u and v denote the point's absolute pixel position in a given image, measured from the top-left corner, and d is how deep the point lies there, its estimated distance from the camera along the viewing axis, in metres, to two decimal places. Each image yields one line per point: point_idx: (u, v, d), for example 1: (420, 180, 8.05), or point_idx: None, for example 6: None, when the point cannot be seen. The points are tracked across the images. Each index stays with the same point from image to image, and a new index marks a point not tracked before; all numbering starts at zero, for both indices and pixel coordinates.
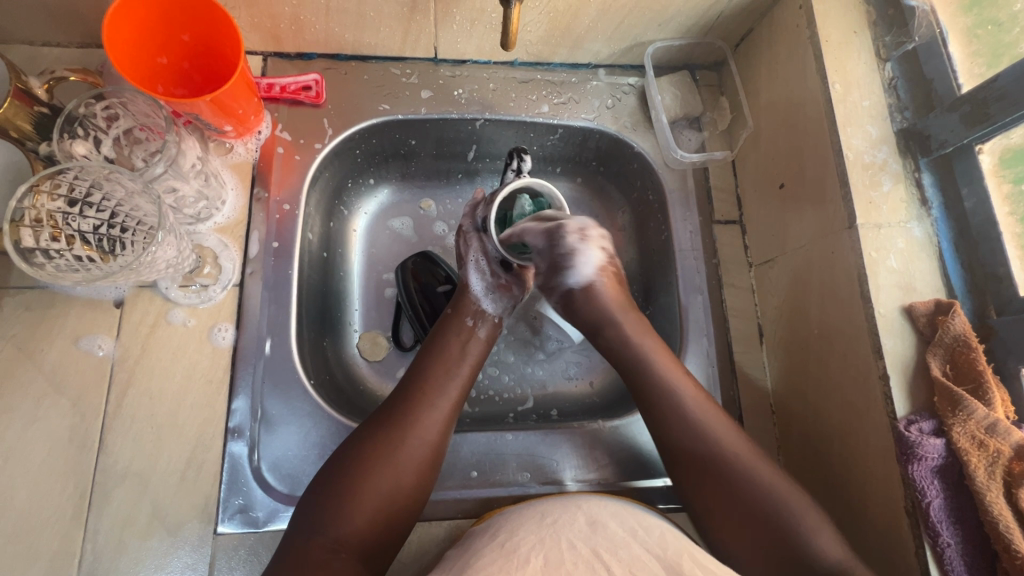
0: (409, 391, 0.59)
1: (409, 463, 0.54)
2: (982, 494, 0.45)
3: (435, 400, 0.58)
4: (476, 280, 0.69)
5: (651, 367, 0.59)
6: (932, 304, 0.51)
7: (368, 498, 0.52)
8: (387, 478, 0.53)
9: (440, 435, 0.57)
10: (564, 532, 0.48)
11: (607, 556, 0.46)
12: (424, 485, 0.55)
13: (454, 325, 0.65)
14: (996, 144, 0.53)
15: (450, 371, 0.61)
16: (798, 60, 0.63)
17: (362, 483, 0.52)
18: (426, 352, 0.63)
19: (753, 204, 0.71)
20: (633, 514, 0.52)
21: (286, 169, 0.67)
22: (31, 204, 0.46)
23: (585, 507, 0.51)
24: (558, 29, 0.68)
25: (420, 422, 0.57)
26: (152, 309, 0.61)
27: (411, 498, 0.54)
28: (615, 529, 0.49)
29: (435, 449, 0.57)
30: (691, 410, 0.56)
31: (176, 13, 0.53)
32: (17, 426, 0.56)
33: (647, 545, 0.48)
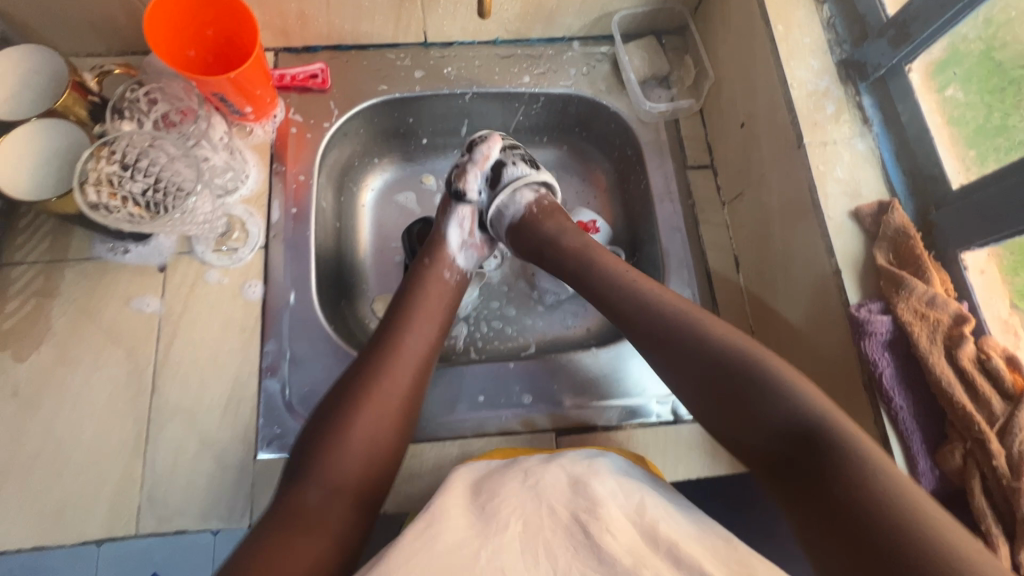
0: (382, 344, 0.64)
1: (390, 408, 0.60)
2: (927, 358, 0.50)
3: (404, 355, 0.64)
4: (454, 234, 0.75)
5: (650, 298, 0.62)
6: (875, 205, 0.57)
7: (358, 444, 0.57)
8: (370, 425, 0.58)
9: (414, 379, 0.63)
10: (546, 495, 0.49)
11: (587, 518, 0.46)
12: (403, 431, 0.61)
13: (430, 278, 0.72)
14: (922, 61, 0.59)
15: (418, 330, 0.67)
16: (746, 10, 0.70)
17: (349, 431, 0.57)
18: (397, 309, 0.68)
19: (720, 147, 0.78)
20: (615, 476, 0.51)
21: (300, 146, 0.76)
22: (93, 167, 0.55)
23: (570, 467, 0.52)
24: (532, 5, 0.77)
25: (396, 370, 0.62)
26: (191, 271, 0.69)
27: (396, 438, 0.60)
28: (598, 487, 0.49)
29: (411, 390, 0.63)
30: (699, 324, 0.59)
31: (203, 9, 0.62)
32: (83, 374, 0.64)
33: (626, 508, 0.48)
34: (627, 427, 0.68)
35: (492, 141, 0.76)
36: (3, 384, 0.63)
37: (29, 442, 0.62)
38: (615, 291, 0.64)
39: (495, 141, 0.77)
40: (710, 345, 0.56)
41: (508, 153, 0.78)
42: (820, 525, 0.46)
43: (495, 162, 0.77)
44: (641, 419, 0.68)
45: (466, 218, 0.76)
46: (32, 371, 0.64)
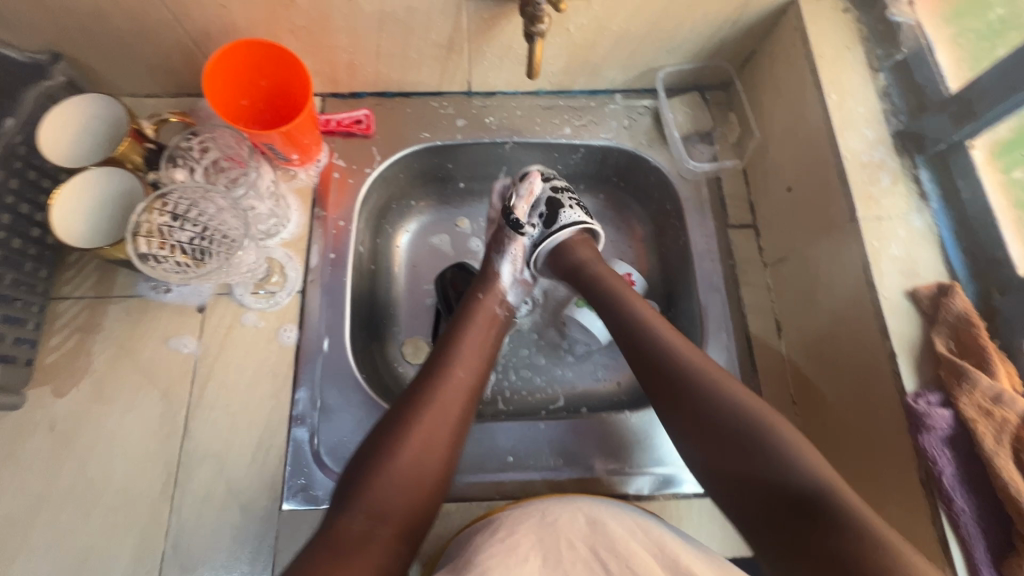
0: (434, 372, 0.63)
1: (440, 440, 0.58)
2: (992, 461, 0.47)
3: (452, 385, 0.62)
4: (506, 271, 0.75)
5: (679, 361, 0.60)
6: (934, 287, 0.55)
7: (404, 474, 0.55)
8: (418, 455, 0.56)
9: (462, 411, 0.62)
10: (566, 532, 0.52)
11: (606, 555, 0.51)
12: (451, 462, 0.59)
13: (474, 309, 0.71)
14: (986, 139, 0.58)
15: (467, 359, 0.65)
16: (797, 74, 0.68)
17: (396, 460, 0.55)
18: (448, 338, 0.68)
19: (764, 208, 0.76)
20: (634, 513, 0.55)
21: (341, 191, 0.77)
22: (146, 219, 0.56)
23: (585, 505, 0.55)
24: (577, 60, 0.77)
25: (446, 401, 0.61)
26: (228, 313, 0.70)
27: (444, 467, 0.58)
28: (615, 527, 0.53)
29: (461, 421, 0.61)
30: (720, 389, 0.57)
31: (262, 61, 0.65)
32: (118, 413, 0.65)
33: (645, 543, 0.52)
34: (660, 497, 0.66)
35: (533, 177, 0.76)
36: (41, 418, 0.64)
37: (61, 480, 0.62)
38: (647, 358, 0.62)
39: (535, 178, 0.76)
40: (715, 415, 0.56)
41: (563, 194, 0.77)
42: None
43: (547, 200, 0.76)
44: (674, 490, 0.66)
45: (519, 256, 0.75)
46: (69, 407, 0.65)
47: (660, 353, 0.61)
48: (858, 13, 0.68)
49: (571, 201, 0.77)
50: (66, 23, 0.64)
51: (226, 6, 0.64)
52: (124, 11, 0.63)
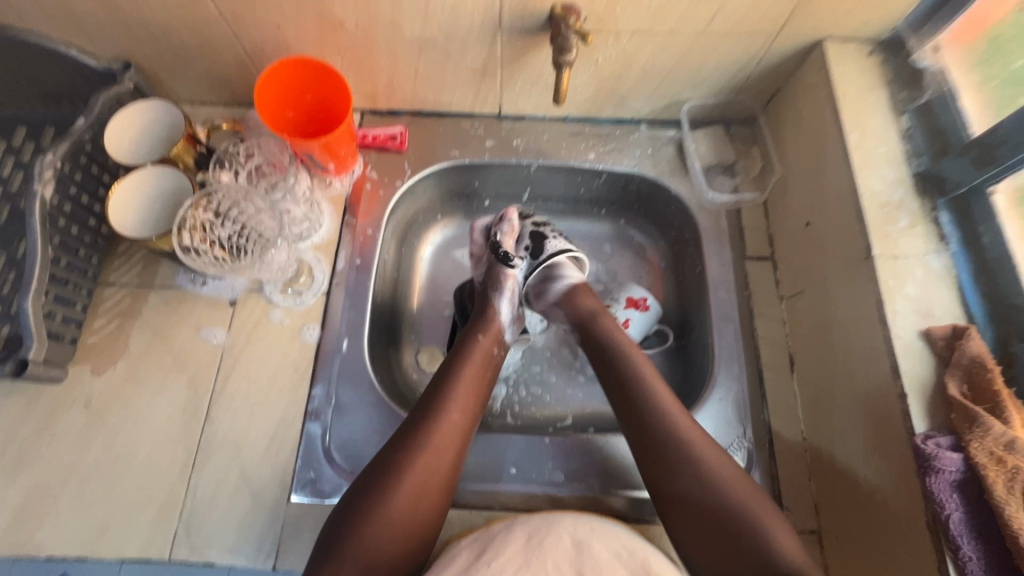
0: (428, 415, 0.62)
1: (432, 487, 0.58)
2: (1002, 508, 0.45)
3: (444, 432, 0.61)
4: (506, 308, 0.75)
5: (677, 437, 0.60)
6: (949, 328, 0.54)
7: (392, 528, 0.55)
8: (409, 508, 0.56)
9: (453, 459, 0.61)
10: (552, 555, 0.53)
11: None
12: (442, 507, 0.59)
13: (470, 349, 0.69)
14: (1008, 185, 0.57)
15: (462, 402, 0.64)
16: (819, 112, 0.70)
17: (386, 513, 0.55)
18: (445, 376, 0.66)
19: (782, 241, 0.77)
20: (619, 534, 0.56)
21: (372, 202, 0.81)
22: (191, 215, 0.61)
23: (569, 527, 0.56)
24: (604, 90, 0.80)
25: (440, 447, 0.60)
26: (257, 308, 0.74)
27: (434, 514, 0.58)
28: (600, 550, 0.54)
29: (452, 471, 0.60)
30: (713, 475, 0.58)
31: (308, 78, 0.70)
32: (148, 394, 0.69)
33: (630, 567, 0.53)
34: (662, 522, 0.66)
35: (510, 213, 0.81)
36: (78, 394, 0.69)
37: (91, 454, 0.66)
38: (643, 416, 0.63)
39: (513, 214, 0.81)
40: (688, 465, 0.58)
41: (547, 227, 0.82)
42: None
43: (531, 234, 0.81)
44: None
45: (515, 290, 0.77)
46: (104, 386, 0.69)
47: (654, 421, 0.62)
48: (884, 57, 0.69)
49: (553, 232, 0.82)
50: (139, 35, 0.71)
51: (281, 26, 0.69)
52: (191, 26, 0.70)
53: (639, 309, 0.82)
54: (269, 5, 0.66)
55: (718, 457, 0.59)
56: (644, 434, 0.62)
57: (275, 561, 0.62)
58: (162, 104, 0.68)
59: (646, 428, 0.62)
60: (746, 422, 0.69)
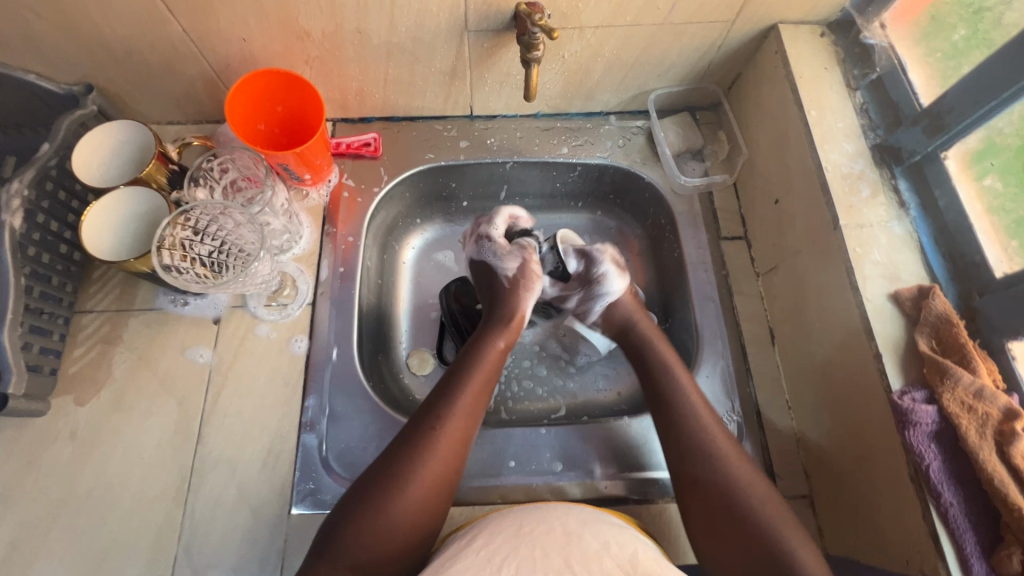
0: (434, 417, 0.62)
1: (433, 488, 0.58)
2: (976, 453, 0.49)
3: (450, 435, 0.61)
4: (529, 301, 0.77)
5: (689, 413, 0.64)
6: (915, 289, 0.57)
7: (399, 524, 0.56)
8: (415, 506, 0.57)
9: (460, 460, 0.61)
10: (539, 543, 0.54)
11: (578, 568, 0.51)
12: (441, 508, 0.59)
13: (484, 347, 0.70)
14: (958, 150, 0.60)
15: (469, 406, 0.64)
16: (779, 94, 0.73)
17: (394, 509, 0.56)
18: (456, 375, 0.67)
19: (754, 220, 0.79)
20: (610, 529, 0.56)
21: (350, 210, 0.81)
22: (170, 233, 0.60)
23: (561, 519, 0.57)
24: (572, 84, 0.81)
25: (444, 450, 0.60)
26: (242, 324, 0.73)
27: (433, 516, 0.58)
28: (590, 542, 0.54)
29: (457, 471, 0.61)
30: (724, 459, 0.61)
31: (277, 90, 0.70)
32: (136, 420, 0.68)
33: (620, 564, 0.52)
34: (660, 501, 0.67)
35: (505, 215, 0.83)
36: (63, 426, 0.67)
37: (80, 486, 0.65)
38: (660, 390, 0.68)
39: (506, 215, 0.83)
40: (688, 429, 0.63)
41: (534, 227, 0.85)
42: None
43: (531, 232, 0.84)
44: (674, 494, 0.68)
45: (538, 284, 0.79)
46: (89, 416, 0.68)
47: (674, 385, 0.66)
48: (835, 37, 0.73)
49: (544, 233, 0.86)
50: (100, 57, 0.70)
51: (246, 40, 0.69)
52: (154, 45, 0.69)
53: None
54: (232, 19, 0.66)
55: (722, 435, 0.63)
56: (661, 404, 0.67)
57: None
58: (128, 124, 0.67)
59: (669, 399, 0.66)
60: (733, 396, 0.72)
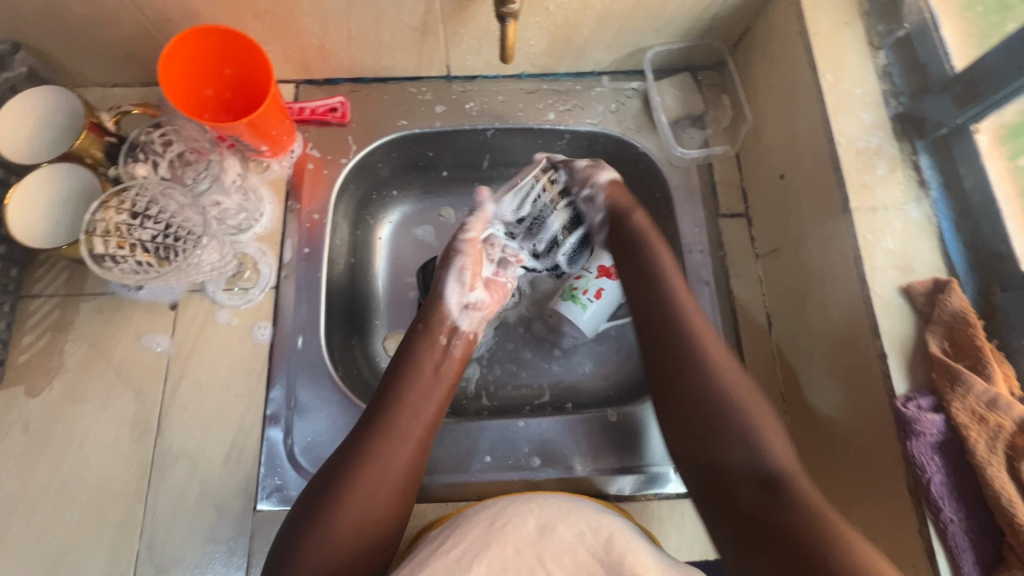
0: (377, 422, 0.57)
1: (381, 498, 0.54)
2: (984, 469, 0.44)
3: (395, 443, 0.56)
4: (452, 294, 0.67)
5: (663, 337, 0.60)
6: (930, 283, 0.51)
7: (337, 547, 0.51)
8: (354, 523, 0.52)
9: (408, 469, 0.57)
10: (512, 537, 0.50)
11: (552, 564, 0.49)
12: (397, 516, 0.56)
13: (424, 345, 0.64)
14: (991, 123, 0.54)
15: (414, 409, 0.59)
16: (791, 53, 0.64)
17: (330, 527, 0.52)
18: (399, 378, 0.61)
19: (756, 196, 0.73)
20: (584, 514, 0.52)
21: (315, 183, 0.74)
22: (102, 218, 0.56)
23: (537, 508, 0.52)
24: (560, 41, 0.73)
25: (390, 457, 0.56)
26: (201, 310, 0.69)
27: (386, 525, 0.55)
28: (563, 533, 0.50)
29: (405, 482, 0.56)
30: (708, 355, 0.58)
31: (221, 50, 0.62)
32: (91, 412, 0.65)
33: (594, 549, 0.50)
34: (642, 497, 0.65)
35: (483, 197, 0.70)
36: (15, 419, 0.64)
37: (36, 481, 0.62)
38: (651, 318, 0.62)
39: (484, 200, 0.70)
40: (684, 338, 0.59)
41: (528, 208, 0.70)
42: (729, 510, 0.52)
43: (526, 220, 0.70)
44: (658, 490, 0.65)
45: (466, 273, 0.68)
46: (43, 408, 0.64)
47: (665, 317, 0.61)
48: None
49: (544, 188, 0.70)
50: (21, 12, 0.62)
51: None
52: None
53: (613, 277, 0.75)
54: None
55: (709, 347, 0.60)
56: (649, 323, 0.62)
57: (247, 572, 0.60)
58: (54, 91, 0.60)
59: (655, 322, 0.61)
60: None
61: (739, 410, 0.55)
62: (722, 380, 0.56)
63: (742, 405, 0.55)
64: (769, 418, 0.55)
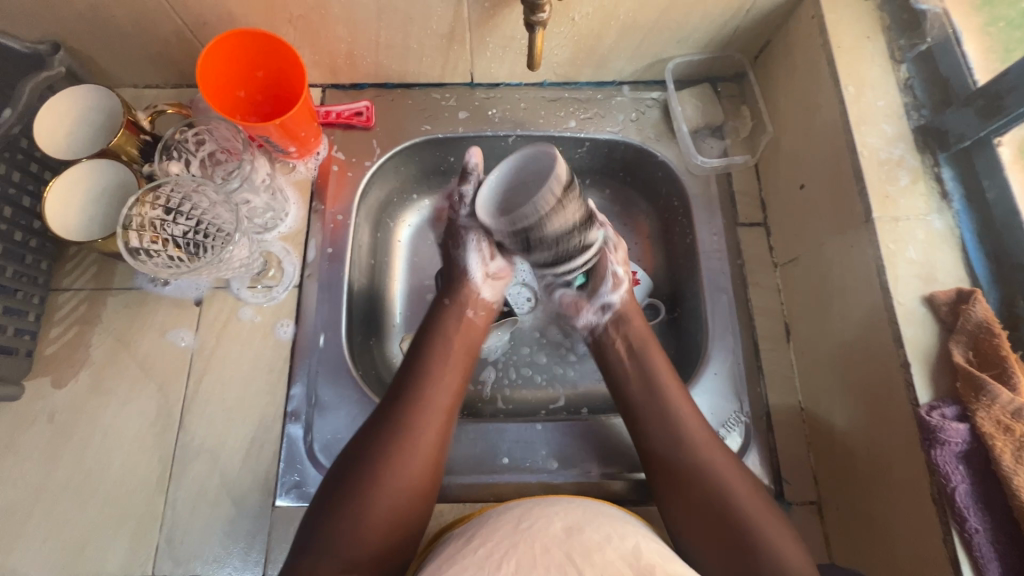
0: (408, 388, 0.60)
1: (422, 459, 0.56)
2: (1010, 478, 0.44)
3: (428, 406, 0.59)
4: (474, 263, 0.70)
5: (659, 386, 0.62)
6: (953, 293, 0.52)
7: (385, 508, 0.53)
8: (399, 483, 0.54)
9: (441, 432, 0.59)
10: (539, 537, 0.49)
11: (580, 561, 0.46)
12: (435, 479, 0.57)
13: (452, 317, 0.67)
14: (1014, 135, 0.55)
15: (443, 373, 0.62)
16: (813, 65, 0.65)
17: (376, 488, 0.53)
18: (427, 348, 0.64)
19: (775, 206, 0.73)
20: (611, 523, 0.52)
21: (340, 184, 0.76)
22: (138, 213, 0.57)
23: (563, 515, 0.52)
24: (583, 50, 0.74)
25: (426, 420, 0.58)
26: (226, 307, 0.70)
27: (428, 485, 0.56)
28: (590, 536, 0.50)
29: (440, 444, 0.58)
30: (694, 436, 0.59)
31: (255, 54, 0.64)
32: (115, 405, 0.65)
33: (625, 560, 0.48)
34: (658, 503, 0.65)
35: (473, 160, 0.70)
36: (40, 409, 0.65)
37: (59, 471, 0.63)
38: (636, 392, 0.63)
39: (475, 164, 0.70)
40: (667, 414, 0.60)
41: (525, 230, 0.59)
42: None
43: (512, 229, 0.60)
44: None
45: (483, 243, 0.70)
46: (68, 399, 0.65)
47: (648, 392, 0.62)
48: (881, 1, 0.64)
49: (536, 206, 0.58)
50: (62, 12, 0.64)
51: None
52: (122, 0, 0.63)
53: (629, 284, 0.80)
54: None
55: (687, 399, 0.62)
56: (634, 398, 0.63)
57: (265, 567, 0.60)
58: (88, 87, 0.61)
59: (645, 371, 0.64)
60: (742, 396, 0.67)
61: (748, 513, 0.53)
62: (715, 467, 0.56)
63: (748, 505, 0.54)
64: (776, 520, 0.53)
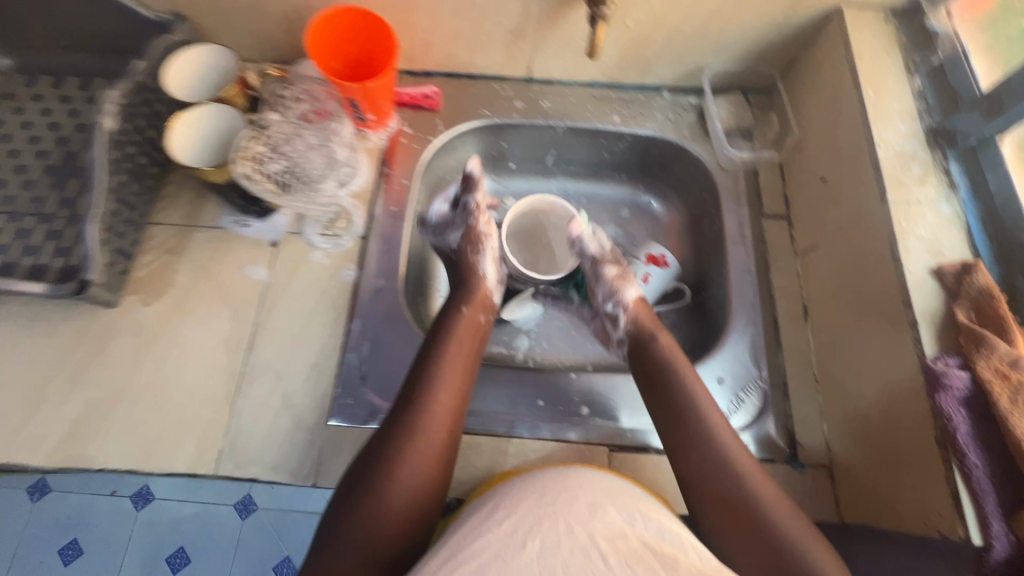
0: (417, 389, 0.62)
1: (429, 460, 0.58)
2: (1006, 418, 0.49)
3: (433, 408, 0.61)
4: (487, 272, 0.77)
5: (690, 403, 0.63)
6: (958, 265, 0.58)
7: (396, 505, 0.55)
8: (409, 482, 0.56)
9: (448, 432, 0.61)
10: (563, 513, 0.52)
11: (603, 544, 0.50)
12: (445, 477, 0.59)
13: (463, 323, 0.70)
14: (1014, 135, 0.62)
15: (449, 376, 0.64)
16: (836, 74, 0.74)
17: (387, 487, 0.55)
18: (436, 352, 0.66)
19: (798, 200, 0.81)
20: (634, 503, 0.55)
21: (406, 154, 0.85)
22: (247, 145, 0.71)
23: (586, 491, 0.55)
24: (631, 54, 0.84)
25: (432, 423, 0.60)
26: (298, 249, 0.78)
27: (437, 483, 0.58)
28: (613, 516, 0.53)
29: (446, 442, 0.60)
30: (720, 446, 0.60)
31: (354, 30, 0.75)
32: (194, 324, 0.73)
33: (643, 537, 0.52)
34: None
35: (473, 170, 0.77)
36: (128, 323, 0.72)
37: (140, 377, 0.70)
38: (662, 404, 0.64)
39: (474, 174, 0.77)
40: (689, 427, 0.61)
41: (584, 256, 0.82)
42: None
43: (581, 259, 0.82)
44: None
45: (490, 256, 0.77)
46: (153, 316, 0.73)
47: (673, 404, 0.64)
48: (898, 23, 0.73)
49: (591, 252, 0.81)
50: None
51: None
52: None
53: (659, 266, 0.86)
54: None
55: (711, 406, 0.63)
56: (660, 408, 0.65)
57: (316, 478, 0.66)
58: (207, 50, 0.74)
59: (666, 380, 0.66)
60: (762, 365, 0.73)
61: (777, 528, 0.54)
62: (739, 481, 0.57)
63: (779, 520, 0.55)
64: (807, 534, 0.54)
